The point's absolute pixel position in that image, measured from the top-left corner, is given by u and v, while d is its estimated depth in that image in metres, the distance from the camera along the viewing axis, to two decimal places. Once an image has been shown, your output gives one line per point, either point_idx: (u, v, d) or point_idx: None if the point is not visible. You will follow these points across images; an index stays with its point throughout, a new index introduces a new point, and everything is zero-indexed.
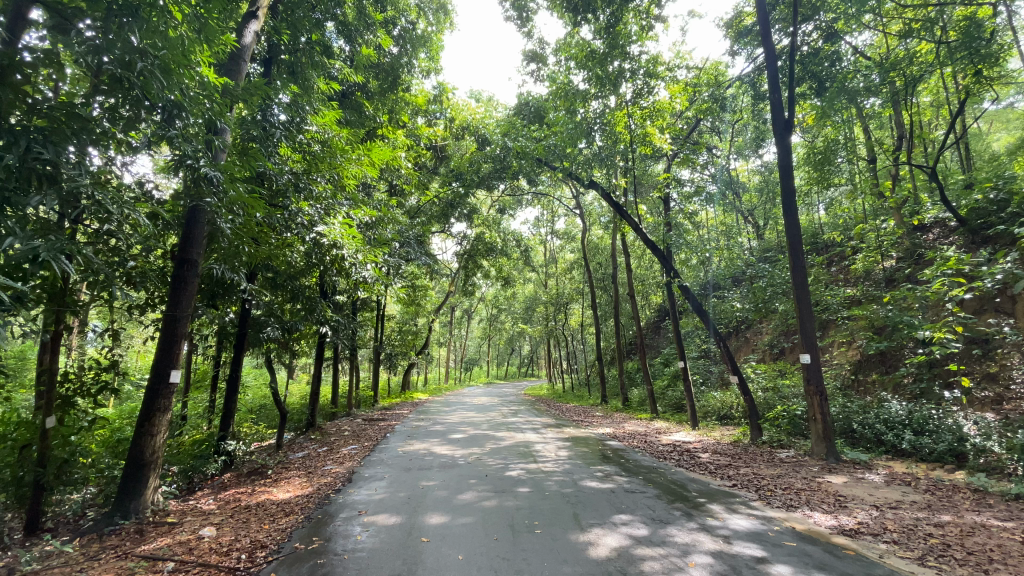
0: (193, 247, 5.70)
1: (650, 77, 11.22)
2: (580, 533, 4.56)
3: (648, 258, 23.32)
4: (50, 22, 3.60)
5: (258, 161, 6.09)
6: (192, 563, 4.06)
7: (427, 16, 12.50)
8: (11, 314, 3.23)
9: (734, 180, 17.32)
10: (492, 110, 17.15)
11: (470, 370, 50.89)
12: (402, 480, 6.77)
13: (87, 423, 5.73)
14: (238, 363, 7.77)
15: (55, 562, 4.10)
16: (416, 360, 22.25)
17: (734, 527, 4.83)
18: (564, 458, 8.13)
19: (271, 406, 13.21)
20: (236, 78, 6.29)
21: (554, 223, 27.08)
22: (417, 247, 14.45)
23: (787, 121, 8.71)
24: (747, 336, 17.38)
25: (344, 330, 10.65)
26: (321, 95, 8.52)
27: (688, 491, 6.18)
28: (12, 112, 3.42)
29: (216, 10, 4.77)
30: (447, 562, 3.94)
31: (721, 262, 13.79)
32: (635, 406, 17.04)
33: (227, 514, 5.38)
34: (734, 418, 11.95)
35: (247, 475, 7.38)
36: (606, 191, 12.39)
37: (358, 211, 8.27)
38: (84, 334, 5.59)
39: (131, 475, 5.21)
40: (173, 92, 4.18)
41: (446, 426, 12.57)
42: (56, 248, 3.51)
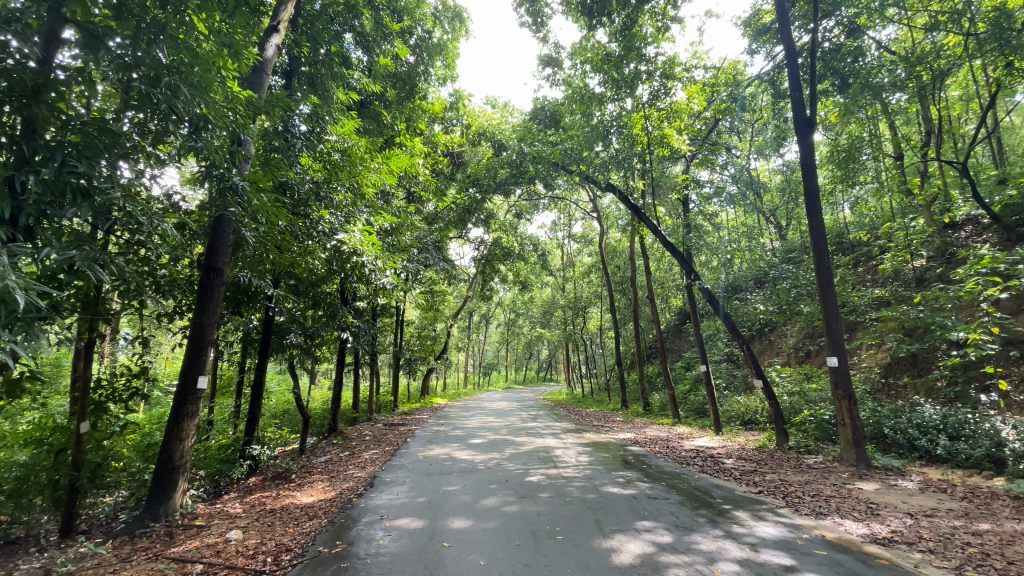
0: (219, 256, 5.86)
1: (667, 78, 11.09)
2: (603, 539, 4.50)
3: (667, 260, 23.12)
4: (82, 41, 3.75)
5: (280, 171, 6.27)
6: (219, 565, 4.13)
7: (442, 24, 12.61)
8: (51, 322, 3.32)
9: (756, 180, 17.01)
10: (508, 116, 17.29)
11: (488, 375, 50.93)
12: (423, 484, 6.79)
13: (118, 428, 5.90)
14: (262, 369, 7.90)
15: (89, 563, 4.22)
16: (435, 365, 22.44)
17: (761, 534, 4.72)
18: (585, 463, 8.06)
19: (294, 410, 13.43)
20: (260, 91, 6.47)
21: (571, 227, 27.03)
22: (436, 253, 14.56)
23: (809, 119, 8.51)
24: (771, 339, 17.06)
25: (364, 336, 10.76)
26: (340, 104, 8.67)
27: (712, 497, 6.08)
28: (48, 129, 3.58)
29: (241, 26, 4.99)
30: (468, 567, 3.94)
31: (743, 263, 13.59)
32: (656, 410, 16.83)
33: (253, 518, 5.47)
34: (759, 423, 11.69)
35: (272, 478, 7.48)
36: (623, 194, 12.22)
37: (378, 218, 8.39)
38: (116, 342, 5.75)
39: (161, 479, 5.35)
40: (199, 106, 4.37)
41: (466, 431, 12.56)
42: (91, 257, 3.63)
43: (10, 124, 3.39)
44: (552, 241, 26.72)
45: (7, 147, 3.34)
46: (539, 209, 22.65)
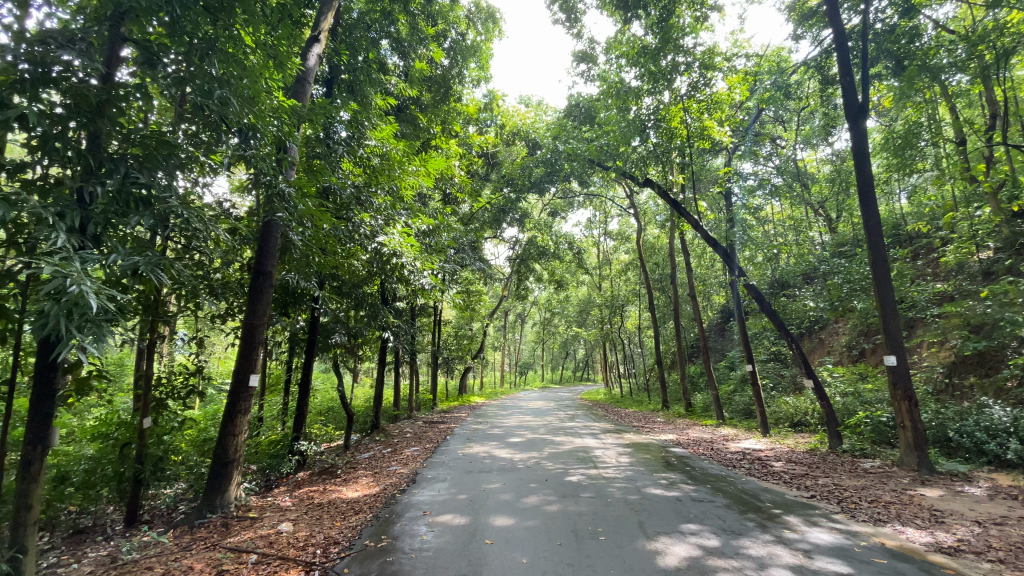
0: (268, 259, 6.10)
1: (706, 69, 10.72)
2: (648, 541, 4.42)
3: (709, 256, 22.51)
4: (140, 58, 3.99)
5: (323, 176, 6.48)
6: (272, 556, 4.31)
7: (475, 25, 12.66)
8: (119, 324, 3.52)
9: (803, 171, 16.29)
10: (542, 114, 17.44)
11: (525, 375, 51.00)
12: (464, 482, 6.86)
13: (177, 424, 6.23)
14: (309, 368, 8.17)
15: (153, 551, 4.50)
16: (473, 364, 22.64)
17: (815, 540, 4.52)
18: (626, 464, 7.93)
19: (339, 408, 13.84)
20: (302, 100, 6.70)
21: (607, 225, 26.69)
22: (472, 253, 14.95)
23: (861, 105, 8.08)
24: (822, 337, 16.35)
25: (404, 335, 10.98)
26: (378, 110, 8.85)
27: (761, 501, 5.85)
28: (111, 142, 3.82)
29: (286, 37, 5.20)
30: (511, 564, 3.95)
31: (790, 258, 13.05)
32: (699, 411, 16.39)
33: (302, 511, 5.67)
34: (810, 425, 11.19)
35: (319, 474, 7.73)
36: (662, 189, 11.94)
37: (416, 220, 8.52)
38: (173, 342, 6.07)
39: (217, 472, 5.63)
40: (247, 116, 4.60)
41: (505, 430, 12.58)
42: (153, 262, 3.84)
43: (78, 139, 3.63)
44: (588, 239, 26.47)
45: (75, 159, 3.58)
46: (574, 207, 22.51)
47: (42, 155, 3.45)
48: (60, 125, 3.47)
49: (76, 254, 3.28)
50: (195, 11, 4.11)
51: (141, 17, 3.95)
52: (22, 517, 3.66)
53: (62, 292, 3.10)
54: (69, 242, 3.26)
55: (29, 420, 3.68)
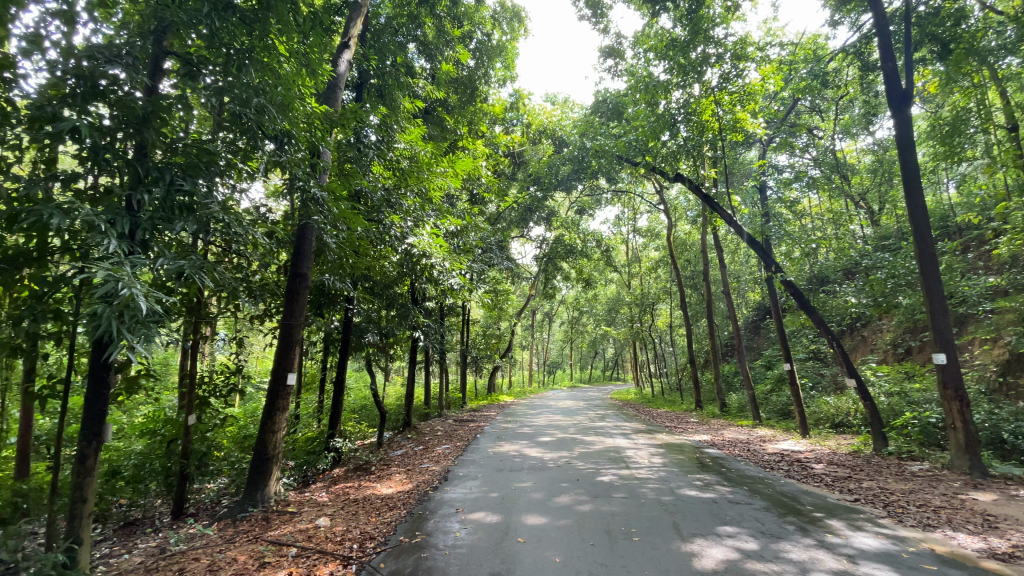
0: (304, 261, 6.28)
1: (739, 60, 10.44)
2: (683, 543, 4.34)
3: (743, 253, 21.93)
4: (181, 70, 4.17)
5: (355, 180, 6.66)
6: (311, 549, 4.43)
7: (501, 24, 12.68)
8: (167, 324, 3.68)
9: (842, 161, 15.69)
10: (569, 111, 17.39)
11: (554, 374, 50.91)
12: (495, 480, 6.90)
13: (219, 421, 6.47)
14: (343, 367, 8.36)
15: (199, 543, 4.69)
16: (501, 364, 22.74)
17: (859, 545, 4.35)
18: (659, 465, 7.81)
19: (372, 406, 14.11)
20: (334, 105, 6.86)
21: (636, 221, 26.36)
22: (499, 252, 15.07)
23: (905, 91, 7.69)
24: (864, 335, 15.72)
25: (434, 334, 11.11)
26: (407, 113, 8.99)
27: (802, 504, 5.67)
28: (156, 152, 4.01)
29: (318, 45, 5.34)
30: (544, 563, 3.94)
31: (829, 253, 12.59)
32: (734, 411, 16.00)
33: (338, 507, 5.82)
34: (852, 426, 10.78)
35: (354, 470, 7.91)
36: (693, 184, 11.69)
37: (444, 221, 8.60)
38: (215, 342, 6.30)
39: (257, 467, 5.83)
40: (282, 123, 4.75)
41: (535, 429, 12.60)
42: (198, 266, 4.00)
43: (126, 149, 3.82)
44: (616, 236, 26.18)
45: (123, 169, 3.76)
46: (602, 204, 22.31)
47: (93, 166, 3.63)
48: (109, 137, 3.65)
49: (126, 259, 3.44)
50: (231, 23, 4.31)
51: (181, 30, 4.12)
52: (78, 509, 3.89)
53: (114, 295, 3.26)
54: (120, 248, 3.43)
55: (85, 417, 3.89)
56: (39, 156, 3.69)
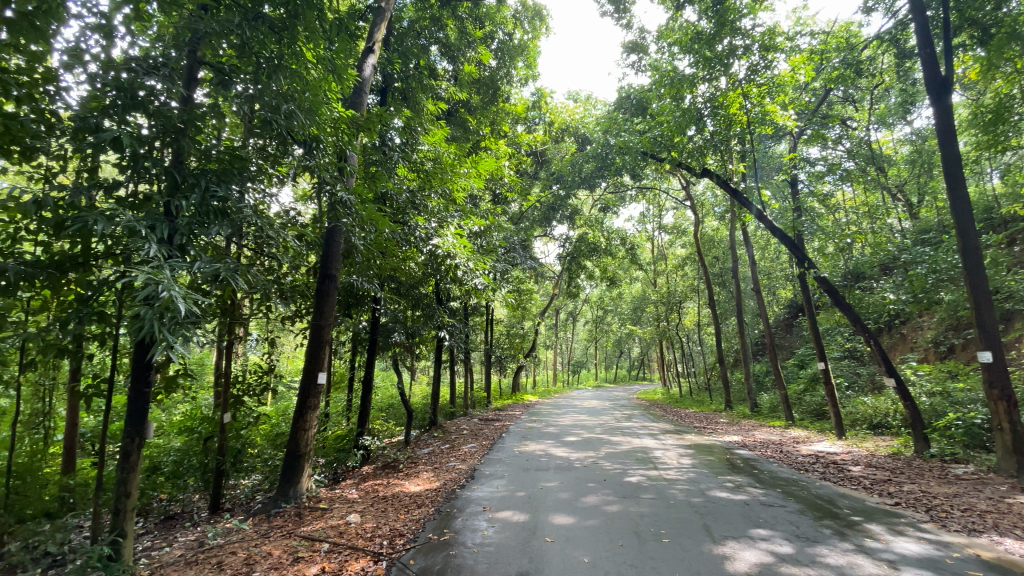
0: (332, 262, 6.41)
1: (767, 50, 10.18)
2: (714, 545, 4.25)
3: (773, 249, 21.39)
4: (214, 79, 4.31)
5: (381, 183, 6.75)
6: (343, 545, 4.52)
7: (522, 24, 12.64)
8: (204, 325, 3.78)
9: (878, 152, 15.12)
10: (592, 109, 17.28)
11: (579, 374, 50.68)
12: (522, 479, 6.90)
13: (253, 419, 6.64)
14: (371, 366, 8.50)
15: (235, 537, 4.84)
16: (525, 363, 22.76)
17: (900, 551, 4.18)
18: (688, 466, 7.68)
19: (399, 405, 14.31)
20: (359, 109, 6.98)
21: (661, 218, 26.00)
22: (522, 251, 15.08)
23: (945, 78, 7.35)
24: (904, 332, 15.13)
25: (459, 334, 11.19)
26: (430, 114, 9.07)
27: (839, 508, 5.49)
28: (191, 159, 4.16)
29: (344, 50, 5.45)
30: (572, 563, 3.93)
31: (864, 248, 12.16)
32: (766, 412, 15.61)
33: (368, 503, 5.91)
34: (892, 427, 10.39)
35: (383, 468, 8.03)
36: (721, 180, 11.46)
37: (468, 221, 8.67)
38: (248, 343, 6.47)
39: (290, 464, 5.97)
40: (311, 128, 4.86)
41: (561, 429, 12.55)
42: (233, 268, 4.10)
43: (163, 157, 3.96)
44: (641, 234, 25.88)
45: (160, 176, 3.90)
46: (626, 202, 22.09)
47: (133, 174, 3.78)
48: (148, 146, 3.79)
49: (166, 262, 3.57)
50: (261, 32, 4.51)
51: (213, 40, 4.26)
52: (122, 503, 4.05)
53: (155, 298, 3.37)
54: (160, 252, 3.57)
55: (128, 416, 4.06)
56: (82, 165, 3.87)
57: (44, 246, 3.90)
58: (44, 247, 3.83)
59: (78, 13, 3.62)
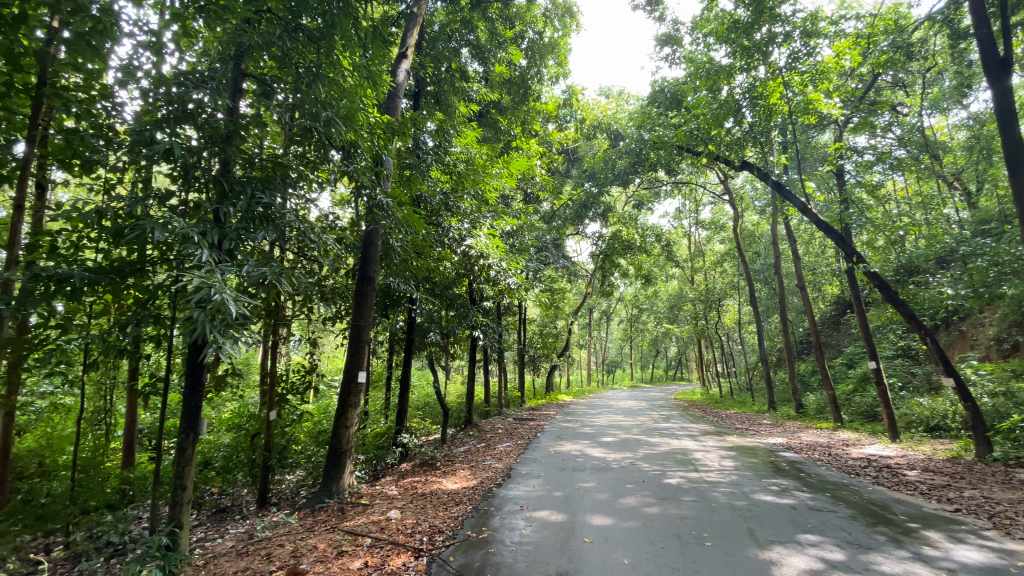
0: (370, 265, 6.57)
1: (809, 37, 9.79)
2: (760, 550, 4.13)
3: (817, 243, 20.54)
4: (258, 91, 4.48)
5: (416, 186, 6.89)
6: (384, 540, 4.63)
7: (552, 22, 12.43)
8: (251, 326, 3.91)
9: (932, 139, 14.27)
10: (624, 104, 17.08)
11: (613, 373, 50.18)
12: (558, 478, 6.88)
13: (297, 417, 6.86)
14: (408, 365, 8.66)
15: (282, 530, 5.04)
16: (559, 363, 22.70)
17: (961, 559, 3.95)
18: (730, 468, 7.49)
19: (435, 403, 14.52)
20: (393, 114, 7.12)
21: (698, 214, 25.39)
22: (554, 250, 15.05)
23: (1005, 59, 6.85)
24: (963, 329, 14.24)
25: (493, 333, 11.26)
26: (463, 116, 9.17)
27: (893, 514, 5.22)
28: (238, 168, 4.34)
29: (378, 57, 5.59)
30: (612, 565, 3.89)
31: (918, 240, 11.50)
32: (812, 413, 15.00)
33: (408, 500, 6.03)
34: (951, 430, 9.80)
35: (421, 465, 8.15)
36: (761, 172, 11.10)
37: (500, 221, 8.77)
38: (290, 343, 6.66)
39: (332, 461, 6.16)
40: (349, 134, 4.98)
41: (597, 429, 12.45)
42: (277, 271, 4.24)
43: (211, 166, 4.14)
44: (677, 230, 25.35)
45: (209, 185, 4.08)
46: (660, 197, 21.68)
47: (185, 182, 3.97)
48: (197, 156, 3.98)
49: (216, 266, 3.73)
50: (300, 43, 4.67)
51: (256, 53, 4.44)
52: (179, 495, 4.25)
53: (208, 301, 3.54)
54: (211, 257, 3.74)
55: (183, 412, 4.27)
56: (136, 176, 4.09)
57: (104, 252, 4.15)
58: (105, 253, 4.07)
59: (131, 32, 3.85)
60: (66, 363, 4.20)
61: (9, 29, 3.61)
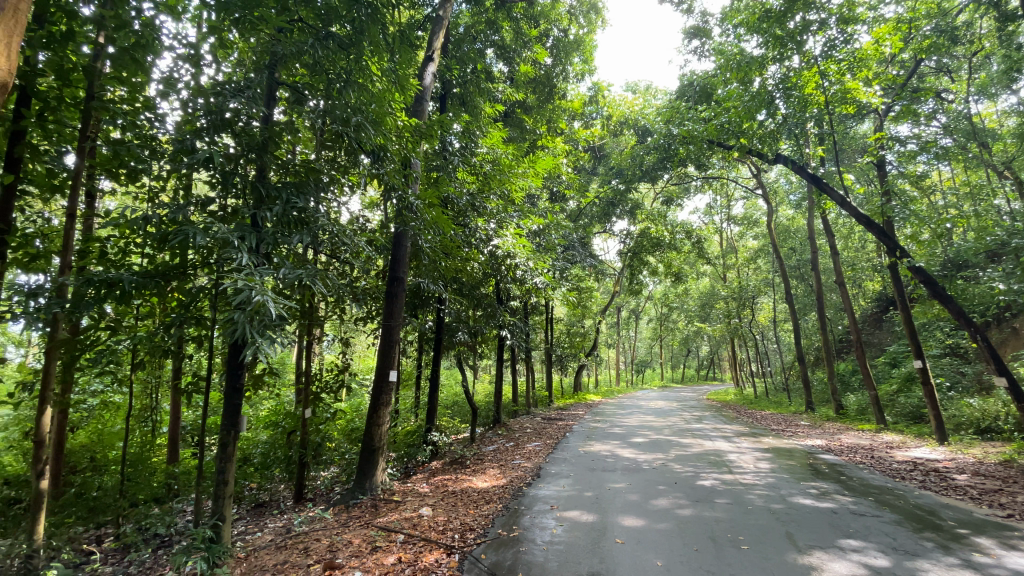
0: (400, 266, 6.69)
1: (846, 23, 9.42)
2: (799, 555, 4.01)
3: (857, 237, 19.76)
4: (291, 98, 4.60)
5: (444, 187, 6.98)
6: (417, 537, 4.70)
7: (577, 19, 12.35)
8: (288, 327, 4.03)
9: (982, 125, 13.53)
10: (651, 99, 16.85)
11: (643, 373, 49.49)
12: (588, 479, 6.84)
13: (330, 415, 7.03)
14: (437, 364, 8.75)
15: (319, 525, 5.18)
16: (587, 362, 22.54)
17: (1018, 568, 3.74)
18: (766, 470, 7.28)
19: (463, 402, 14.64)
20: (421, 116, 7.23)
21: (729, 209, 24.79)
22: (581, 249, 14.97)
23: None
24: (1018, 326, 13.45)
25: (521, 332, 11.27)
26: (488, 116, 9.23)
27: (941, 519, 4.98)
28: (273, 174, 4.48)
29: (406, 61, 5.68)
30: (645, 566, 3.85)
31: (966, 233, 10.93)
32: (853, 414, 14.44)
33: (439, 498, 6.11)
34: (1004, 432, 9.27)
35: (451, 463, 8.23)
36: (796, 165, 10.78)
37: (527, 220, 8.84)
38: (323, 343, 6.82)
39: (365, 458, 6.29)
40: (378, 138, 5.07)
41: (627, 429, 12.32)
42: (312, 274, 4.35)
43: (248, 172, 4.29)
44: (708, 226, 24.82)
45: (246, 191, 4.23)
46: (690, 193, 21.27)
47: (224, 189, 4.13)
48: (235, 163, 4.13)
49: (255, 269, 3.87)
50: (331, 50, 4.77)
51: (289, 62, 4.57)
52: (221, 490, 4.41)
53: (249, 302, 3.67)
54: (250, 261, 3.88)
55: (224, 410, 4.42)
56: (178, 183, 4.27)
57: (148, 257, 4.33)
58: (150, 258, 4.26)
59: (171, 46, 4.04)
60: (115, 363, 4.41)
61: (59, 46, 3.83)
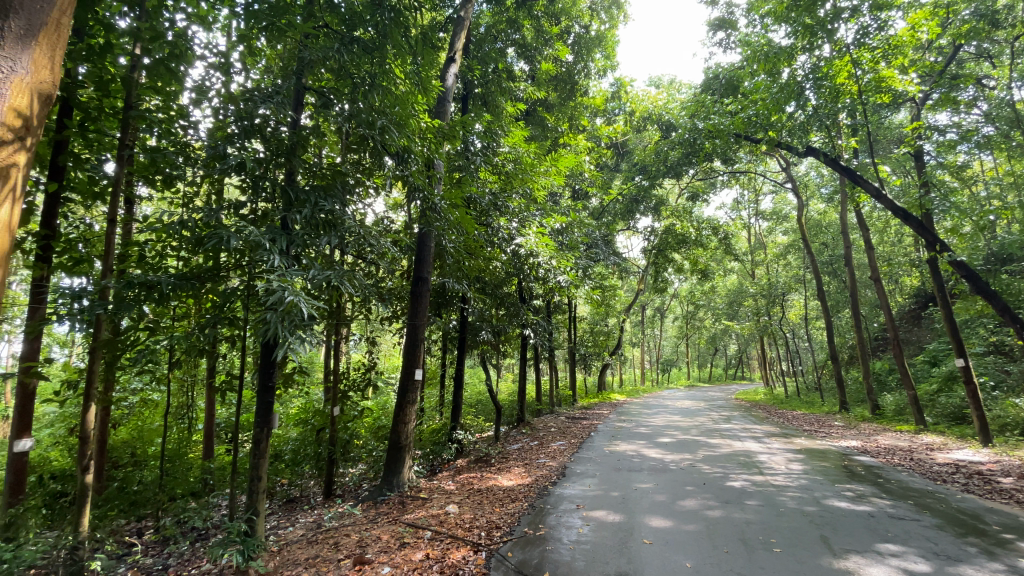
0: (424, 266, 6.76)
1: (879, 9, 9.08)
2: (834, 559, 3.90)
3: (893, 230, 19.03)
4: (318, 103, 4.70)
5: (467, 187, 7.03)
6: (444, 534, 4.76)
7: (598, 14, 12.20)
8: (318, 327, 4.12)
9: None
10: (675, 94, 16.56)
11: (668, 372, 48.76)
12: (614, 478, 6.79)
13: (358, 413, 7.16)
14: (462, 363, 8.81)
15: (348, 521, 5.30)
16: (611, 361, 22.33)
17: None
18: (798, 471, 7.10)
19: (487, 401, 14.69)
20: (443, 117, 7.30)
21: (757, 204, 24.21)
22: (604, 247, 14.84)
23: None
24: None
25: (544, 330, 11.25)
26: (510, 115, 9.24)
27: (986, 523, 4.78)
28: (301, 178, 4.58)
29: (429, 62, 5.73)
30: (673, 567, 3.82)
31: (1012, 225, 10.42)
32: (890, 415, 13.93)
33: (465, 496, 6.16)
34: None
35: (476, 462, 8.27)
36: (827, 157, 10.45)
37: (549, 219, 8.84)
38: (349, 343, 6.94)
39: (392, 454, 6.40)
40: (403, 139, 5.13)
41: (653, 429, 12.17)
42: (340, 275, 4.43)
43: (277, 176, 4.40)
44: (735, 221, 24.29)
45: (276, 194, 4.33)
46: (716, 188, 20.85)
47: (255, 193, 4.24)
48: (265, 167, 4.24)
49: (286, 271, 3.97)
50: (356, 54, 4.85)
51: (315, 67, 4.66)
52: (255, 485, 4.52)
53: (281, 303, 3.78)
54: (281, 262, 3.98)
55: (257, 407, 4.54)
56: (211, 189, 4.40)
57: (184, 260, 4.47)
58: (186, 261, 4.40)
59: (202, 55, 4.18)
60: (154, 362, 4.58)
61: (99, 58, 4.01)
